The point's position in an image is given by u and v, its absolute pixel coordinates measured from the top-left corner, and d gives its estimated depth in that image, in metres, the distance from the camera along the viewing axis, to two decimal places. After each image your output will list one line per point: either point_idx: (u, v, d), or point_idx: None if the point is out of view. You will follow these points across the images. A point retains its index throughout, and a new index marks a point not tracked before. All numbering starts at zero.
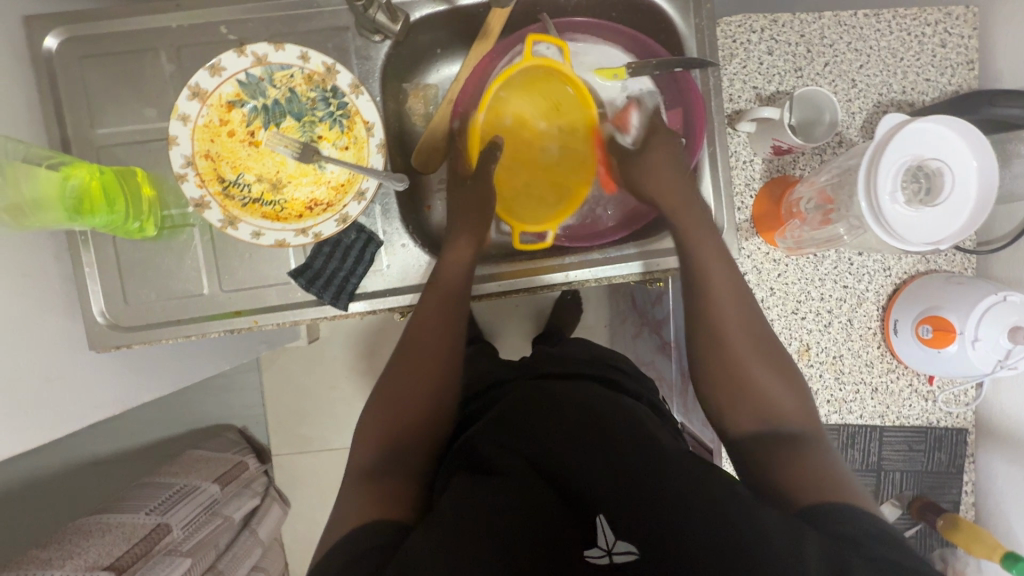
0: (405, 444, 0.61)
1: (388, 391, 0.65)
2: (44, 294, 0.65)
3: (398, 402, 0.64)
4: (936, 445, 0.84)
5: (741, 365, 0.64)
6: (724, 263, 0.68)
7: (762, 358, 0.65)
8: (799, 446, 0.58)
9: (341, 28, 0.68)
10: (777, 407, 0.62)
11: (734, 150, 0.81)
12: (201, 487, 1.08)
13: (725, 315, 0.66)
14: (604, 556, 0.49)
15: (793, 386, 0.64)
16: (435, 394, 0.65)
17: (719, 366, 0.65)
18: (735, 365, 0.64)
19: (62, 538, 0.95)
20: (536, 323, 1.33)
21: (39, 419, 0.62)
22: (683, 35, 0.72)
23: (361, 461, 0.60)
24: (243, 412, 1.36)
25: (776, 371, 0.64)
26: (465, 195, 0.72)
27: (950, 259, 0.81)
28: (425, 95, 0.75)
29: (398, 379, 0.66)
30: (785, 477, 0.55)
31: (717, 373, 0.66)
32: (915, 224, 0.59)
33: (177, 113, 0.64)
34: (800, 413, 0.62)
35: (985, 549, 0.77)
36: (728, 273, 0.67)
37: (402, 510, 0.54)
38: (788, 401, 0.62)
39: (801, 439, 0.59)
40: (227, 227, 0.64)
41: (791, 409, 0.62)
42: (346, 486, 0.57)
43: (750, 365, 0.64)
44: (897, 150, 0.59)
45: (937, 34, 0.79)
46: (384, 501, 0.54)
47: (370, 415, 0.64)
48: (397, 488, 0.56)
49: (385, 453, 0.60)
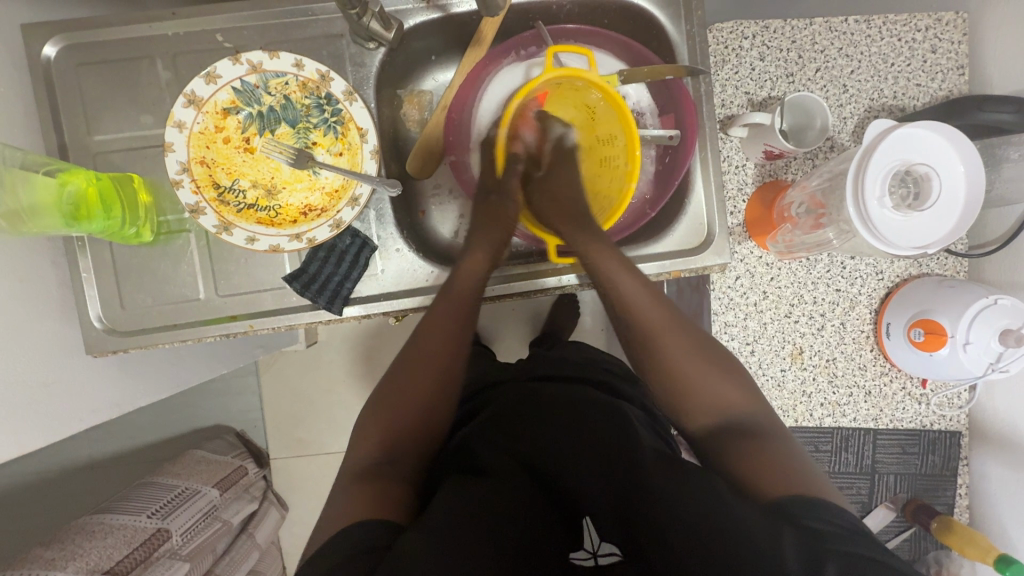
0: (402, 444, 0.62)
1: (399, 387, 0.66)
2: (42, 299, 0.65)
3: (406, 404, 0.65)
4: (930, 448, 0.84)
5: (679, 363, 0.67)
6: (636, 272, 0.71)
7: (704, 355, 0.67)
8: (756, 435, 0.58)
9: (336, 35, 0.69)
10: (725, 401, 0.63)
11: (727, 154, 0.82)
12: (201, 491, 1.07)
13: (647, 321, 0.71)
14: (589, 558, 0.60)
15: (738, 378, 0.65)
16: (439, 396, 0.67)
17: (659, 368, 0.68)
18: (672, 369, 0.67)
19: (64, 538, 0.94)
20: (533, 327, 1.34)
21: (36, 423, 0.63)
22: (675, 42, 0.73)
23: (361, 462, 0.60)
24: (240, 416, 1.37)
25: (717, 368, 0.66)
26: (487, 206, 0.76)
27: (942, 262, 0.81)
28: (420, 101, 0.76)
29: (411, 375, 0.67)
30: (739, 460, 0.55)
31: (657, 374, 0.68)
32: (904, 228, 0.60)
33: (173, 119, 0.64)
34: (747, 400, 0.63)
35: (980, 552, 0.78)
36: (637, 279, 0.71)
37: (393, 510, 0.53)
38: (734, 390, 0.64)
39: (755, 428, 0.59)
40: (222, 233, 0.64)
41: (739, 398, 0.63)
42: (339, 488, 0.58)
43: (683, 363, 0.67)
44: (886, 155, 0.59)
45: (927, 40, 0.80)
46: (376, 501, 0.54)
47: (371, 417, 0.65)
48: (388, 487, 0.56)
49: (381, 452, 0.61)
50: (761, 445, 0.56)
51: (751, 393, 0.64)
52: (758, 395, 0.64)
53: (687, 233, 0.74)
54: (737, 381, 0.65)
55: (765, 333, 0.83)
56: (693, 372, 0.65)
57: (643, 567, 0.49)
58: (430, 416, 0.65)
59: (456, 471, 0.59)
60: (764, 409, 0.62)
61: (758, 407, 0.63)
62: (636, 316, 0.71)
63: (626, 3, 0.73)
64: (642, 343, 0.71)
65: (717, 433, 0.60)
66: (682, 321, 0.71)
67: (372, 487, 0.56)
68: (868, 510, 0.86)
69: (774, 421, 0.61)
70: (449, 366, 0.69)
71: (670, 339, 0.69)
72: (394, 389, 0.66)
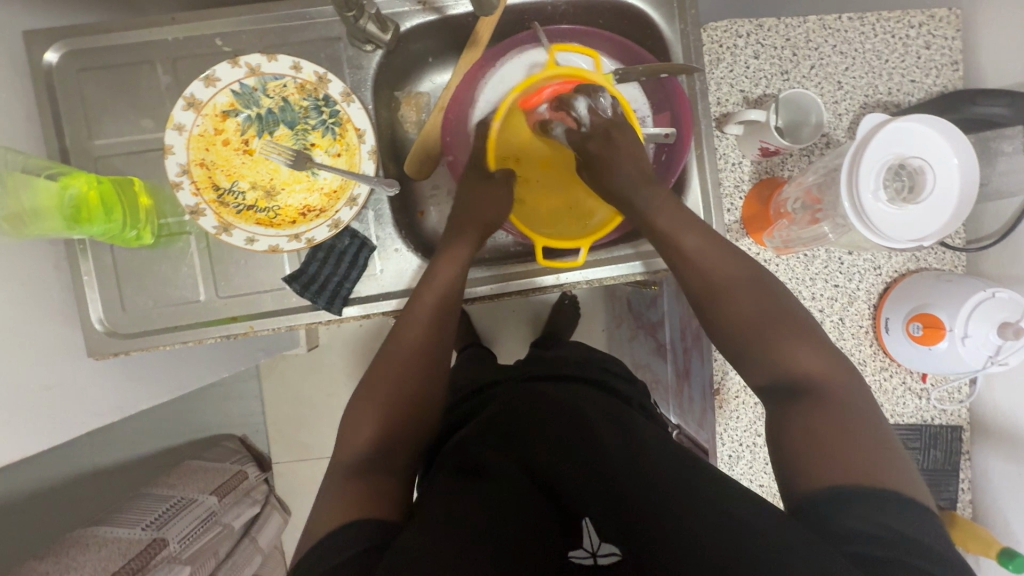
0: (391, 441, 0.61)
1: (377, 376, 0.65)
2: (44, 303, 0.66)
3: (388, 397, 0.63)
4: (932, 443, 0.84)
5: (750, 320, 0.61)
6: (702, 234, 0.67)
7: (776, 314, 0.61)
8: (823, 398, 0.54)
9: (333, 38, 0.70)
10: (796, 368, 0.57)
11: (723, 152, 0.82)
12: (198, 499, 1.08)
13: (716, 278, 0.64)
14: (588, 557, 0.51)
15: (815, 341, 0.59)
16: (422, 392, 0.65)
17: (727, 323, 0.63)
18: (737, 326, 0.62)
19: (60, 551, 0.96)
20: (534, 328, 1.34)
21: (38, 426, 0.63)
22: (669, 41, 0.74)
23: (348, 456, 0.60)
24: (242, 420, 1.37)
25: (792, 328, 0.60)
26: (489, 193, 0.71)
27: (940, 257, 0.81)
28: (417, 103, 0.77)
29: (388, 363, 0.66)
30: (794, 437, 0.52)
31: (725, 330, 0.63)
32: (898, 221, 0.60)
33: (173, 122, 0.65)
34: (825, 370, 0.56)
35: (982, 546, 0.76)
36: (700, 239, 0.66)
37: (383, 506, 0.54)
38: (807, 353, 0.58)
39: (826, 398, 0.54)
40: (222, 234, 0.66)
41: (815, 360, 0.57)
42: (331, 480, 0.58)
43: (755, 320, 0.61)
44: (879, 149, 0.60)
45: (920, 36, 0.80)
46: (371, 497, 0.55)
47: (356, 410, 0.63)
48: (383, 484, 0.57)
49: (373, 450, 0.60)
50: (828, 407, 0.53)
51: (828, 354, 0.58)
52: (840, 364, 0.57)
53: None
54: (813, 346, 0.58)
55: None
56: (765, 330, 0.60)
57: (620, 557, 0.50)
58: (415, 414, 0.64)
59: (451, 467, 0.60)
60: (842, 380, 0.55)
61: (835, 376, 0.56)
62: (703, 269, 0.65)
63: (620, 4, 0.74)
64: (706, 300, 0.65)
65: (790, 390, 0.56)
66: (760, 279, 0.64)
67: (366, 480, 0.57)
68: None
69: (855, 394, 0.54)
70: (430, 361, 0.67)
71: (743, 297, 0.63)
72: (373, 379, 0.65)
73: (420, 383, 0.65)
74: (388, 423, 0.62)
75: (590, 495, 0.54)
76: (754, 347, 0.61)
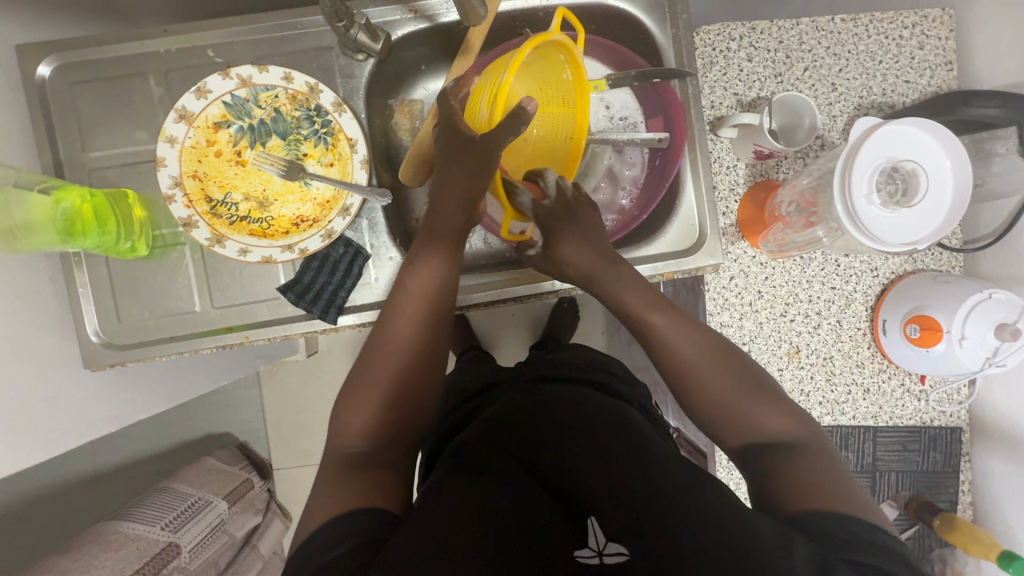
0: (381, 436, 0.61)
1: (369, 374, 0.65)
2: (40, 316, 0.66)
3: (379, 395, 0.63)
4: (931, 445, 0.84)
5: (717, 394, 0.62)
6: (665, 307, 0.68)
7: (744, 381, 0.63)
8: (795, 453, 0.55)
9: (325, 48, 0.70)
10: (765, 427, 0.59)
11: (717, 155, 0.82)
12: (212, 502, 1.08)
13: (682, 357, 0.64)
14: (594, 556, 0.48)
15: (779, 401, 0.61)
16: (416, 389, 0.65)
17: (694, 397, 0.63)
18: (705, 396, 0.62)
19: (82, 542, 0.93)
20: (533, 332, 1.34)
21: (37, 439, 0.63)
22: (661, 46, 0.74)
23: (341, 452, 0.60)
24: (242, 427, 1.37)
25: (757, 395, 0.61)
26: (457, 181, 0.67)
27: (937, 258, 0.81)
28: (411, 110, 0.75)
29: (380, 359, 0.65)
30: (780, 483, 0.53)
31: (694, 405, 0.63)
32: (891, 224, 0.60)
33: (165, 135, 0.66)
34: (793, 424, 0.59)
35: (983, 549, 0.77)
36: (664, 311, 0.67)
37: (387, 505, 0.54)
38: (774, 416, 0.59)
39: (801, 451, 0.55)
40: (214, 246, 0.66)
41: (785, 422, 0.59)
42: (326, 479, 0.57)
43: (723, 391, 0.62)
44: (872, 152, 0.60)
45: (914, 36, 0.80)
46: (368, 495, 0.54)
47: (347, 406, 0.64)
48: (381, 483, 0.56)
49: (365, 446, 0.60)
50: (801, 462, 0.54)
51: (795, 415, 0.60)
52: (802, 414, 0.60)
53: (679, 235, 0.75)
54: (777, 404, 0.60)
55: (762, 333, 0.83)
56: (733, 402, 0.61)
57: (630, 557, 0.47)
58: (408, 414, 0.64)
59: (453, 469, 0.58)
60: (809, 430, 0.58)
61: (803, 428, 0.58)
62: (667, 347, 0.65)
63: (612, 9, 0.74)
64: (672, 378, 0.65)
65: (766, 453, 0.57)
66: (723, 349, 0.65)
67: (362, 481, 0.56)
68: None
69: (824, 443, 0.57)
70: (423, 361, 0.66)
71: (709, 374, 0.63)
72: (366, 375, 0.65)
73: (412, 382, 0.65)
74: (379, 421, 0.62)
75: (598, 494, 0.52)
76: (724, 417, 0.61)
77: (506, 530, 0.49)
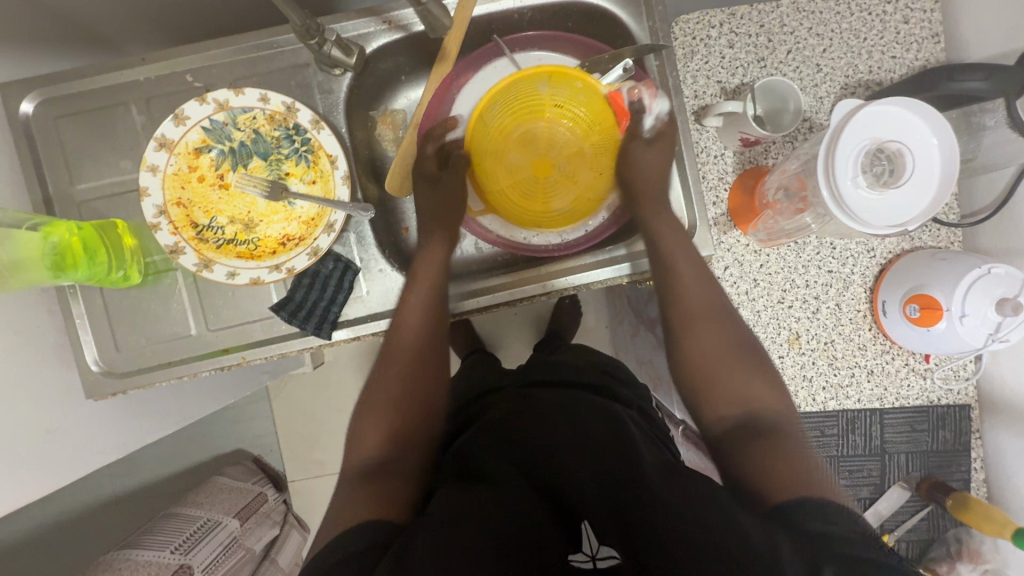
0: (396, 440, 0.62)
1: (376, 381, 0.68)
2: (40, 348, 0.67)
3: (388, 408, 0.64)
4: (940, 424, 0.83)
5: (712, 353, 0.65)
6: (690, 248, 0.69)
7: (726, 326, 0.67)
8: (780, 435, 0.57)
9: (302, 65, 0.70)
10: (758, 399, 0.61)
11: (703, 145, 0.81)
12: (222, 522, 1.09)
13: (689, 300, 0.68)
14: (588, 561, 0.51)
15: (767, 376, 0.64)
16: (424, 387, 0.67)
17: (692, 359, 0.66)
18: (707, 357, 0.65)
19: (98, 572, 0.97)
20: (537, 331, 1.33)
21: (44, 470, 0.65)
22: (640, 39, 0.73)
23: (356, 465, 0.60)
24: (254, 442, 1.38)
25: (748, 366, 0.64)
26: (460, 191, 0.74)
27: (935, 234, 0.79)
28: (393, 120, 0.78)
29: (387, 365, 0.68)
30: (757, 465, 0.53)
31: (686, 368, 0.66)
32: (880, 206, 0.59)
33: (147, 164, 0.66)
34: (777, 400, 0.61)
35: (997, 527, 0.76)
36: (686, 250, 0.69)
37: (396, 510, 0.53)
38: (760, 388, 0.62)
39: (784, 428, 0.58)
40: (202, 271, 0.66)
41: (771, 395, 0.62)
42: (341, 489, 0.57)
43: (718, 355, 0.65)
44: (857, 133, 0.59)
45: (899, 11, 0.78)
46: (375, 503, 0.53)
47: (360, 423, 0.65)
48: (388, 487, 0.55)
49: (377, 452, 0.61)
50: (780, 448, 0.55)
51: (779, 389, 0.63)
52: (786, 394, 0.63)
53: None
54: (766, 380, 0.63)
55: (760, 321, 0.82)
56: (723, 367, 0.64)
57: (619, 560, 0.49)
58: (416, 406, 0.66)
59: (454, 474, 0.58)
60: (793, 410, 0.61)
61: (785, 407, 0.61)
62: (676, 296, 0.69)
63: (586, 5, 0.73)
64: (681, 317, 0.68)
65: (732, 432, 0.58)
66: (725, 311, 0.68)
67: (374, 485, 0.55)
68: (882, 491, 0.85)
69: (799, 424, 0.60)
70: (426, 366, 0.69)
71: (708, 333, 0.67)
72: (374, 388, 0.67)
73: (423, 392, 0.67)
74: (389, 427, 0.63)
75: (594, 504, 0.53)
76: (706, 380, 0.64)
77: (498, 532, 0.48)
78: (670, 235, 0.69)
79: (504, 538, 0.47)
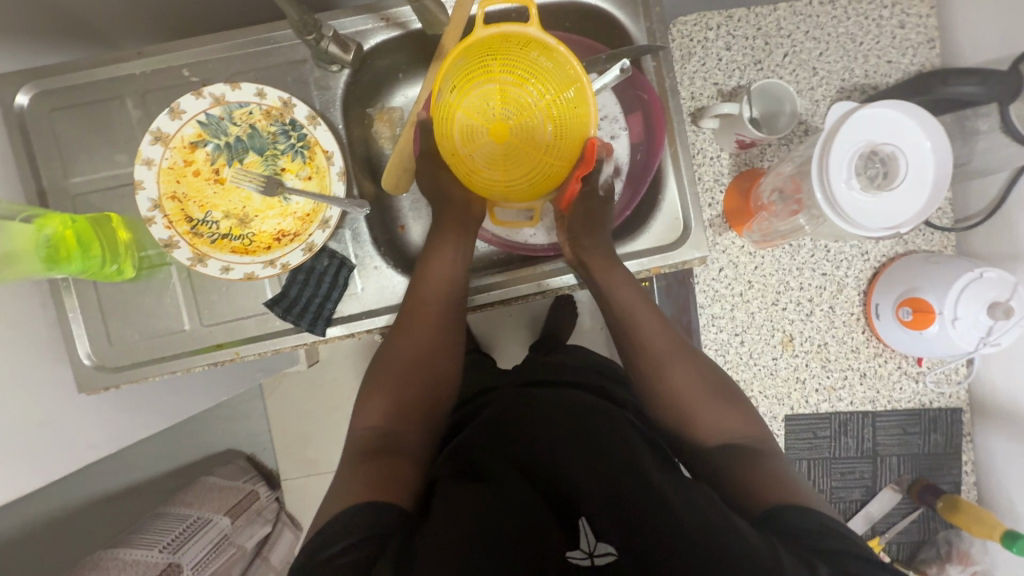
0: (402, 420, 0.62)
1: (390, 348, 0.67)
2: (30, 342, 0.66)
3: (396, 384, 0.64)
4: (931, 427, 0.83)
5: (680, 390, 0.63)
6: (632, 284, 0.68)
7: (689, 359, 0.66)
8: (758, 456, 0.57)
9: (300, 61, 0.70)
10: (731, 428, 0.61)
11: (700, 147, 0.82)
12: (212, 520, 1.09)
13: (649, 339, 0.67)
14: (586, 558, 0.49)
15: (737, 403, 0.63)
16: (436, 368, 0.67)
17: (662, 399, 0.64)
18: (677, 395, 0.63)
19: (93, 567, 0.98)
20: (533, 332, 1.33)
21: (32, 465, 0.64)
22: (637, 40, 0.73)
23: (362, 435, 0.61)
24: (247, 440, 1.37)
25: (719, 395, 0.63)
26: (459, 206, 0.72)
27: (928, 238, 0.80)
28: (390, 118, 0.76)
29: (402, 335, 0.67)
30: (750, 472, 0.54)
31: (659, 402, 0.64)
32: (872, 209, 0.60)
33: (142, 157, 0.66)
34: (748, 425, 0.61)
35: (986, 530, 0.77)
36: (633, 289, 0.68)
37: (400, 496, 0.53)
38: (736, 415, 0.62)
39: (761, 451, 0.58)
40: (197, 264, 0.67)
41: (740, 423, 0.61)
42: (344, 463, 0.58)
43: (687, 389, 0.63)
44: (850, 138, 0.59)
45: (894, 16, 0.79)
46: (375, 487, 0.53)
47: (369, 389, 0.65)
48: (394, 471, 0.56)
49: (383, 427, 0.62)
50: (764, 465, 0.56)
51: (753, 417, 0.62)
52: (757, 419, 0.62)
53: (664, 228, 0.72)
54: (737, 406, 0.63)
55: (754, 322, 0.83)
56: (695, 400, 0.62)
57: (618, 556, 0.48)
58: (427, 387, 0.66)
59: (450, 473, 0.59)
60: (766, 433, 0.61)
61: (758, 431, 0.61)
62: (637, 335, 0.67)
63: (583, 5, 0.73)
64: (645, 360, 0.66)
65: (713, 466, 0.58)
66: (688, 343, 0.67)
67: (378, 466, 0.56)
68: (873, 494, 0.85)
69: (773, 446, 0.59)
70: (441, 349, 0.68)
71: (674, 370, 0.64)
72: (387, 352, 0.67)
73: (434, 373, 0.67)
74: (397, 404, 0.63)
75: (591, 495, 0.52)
76: (681, 417, 0.62)
77: (492, 534, 0.48)
78: (622, 277, 0.67)
79: (498, 540, 0.47)
